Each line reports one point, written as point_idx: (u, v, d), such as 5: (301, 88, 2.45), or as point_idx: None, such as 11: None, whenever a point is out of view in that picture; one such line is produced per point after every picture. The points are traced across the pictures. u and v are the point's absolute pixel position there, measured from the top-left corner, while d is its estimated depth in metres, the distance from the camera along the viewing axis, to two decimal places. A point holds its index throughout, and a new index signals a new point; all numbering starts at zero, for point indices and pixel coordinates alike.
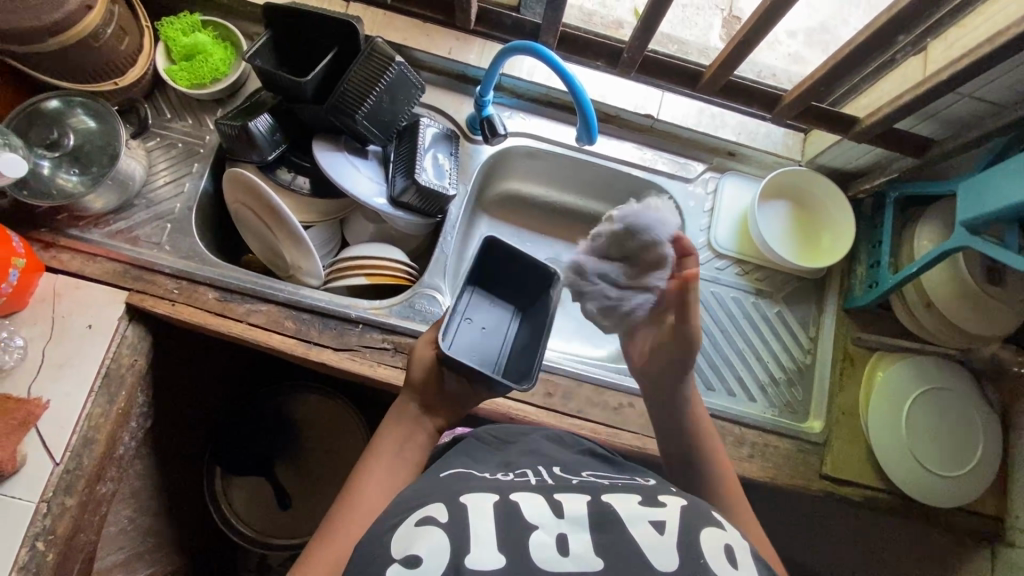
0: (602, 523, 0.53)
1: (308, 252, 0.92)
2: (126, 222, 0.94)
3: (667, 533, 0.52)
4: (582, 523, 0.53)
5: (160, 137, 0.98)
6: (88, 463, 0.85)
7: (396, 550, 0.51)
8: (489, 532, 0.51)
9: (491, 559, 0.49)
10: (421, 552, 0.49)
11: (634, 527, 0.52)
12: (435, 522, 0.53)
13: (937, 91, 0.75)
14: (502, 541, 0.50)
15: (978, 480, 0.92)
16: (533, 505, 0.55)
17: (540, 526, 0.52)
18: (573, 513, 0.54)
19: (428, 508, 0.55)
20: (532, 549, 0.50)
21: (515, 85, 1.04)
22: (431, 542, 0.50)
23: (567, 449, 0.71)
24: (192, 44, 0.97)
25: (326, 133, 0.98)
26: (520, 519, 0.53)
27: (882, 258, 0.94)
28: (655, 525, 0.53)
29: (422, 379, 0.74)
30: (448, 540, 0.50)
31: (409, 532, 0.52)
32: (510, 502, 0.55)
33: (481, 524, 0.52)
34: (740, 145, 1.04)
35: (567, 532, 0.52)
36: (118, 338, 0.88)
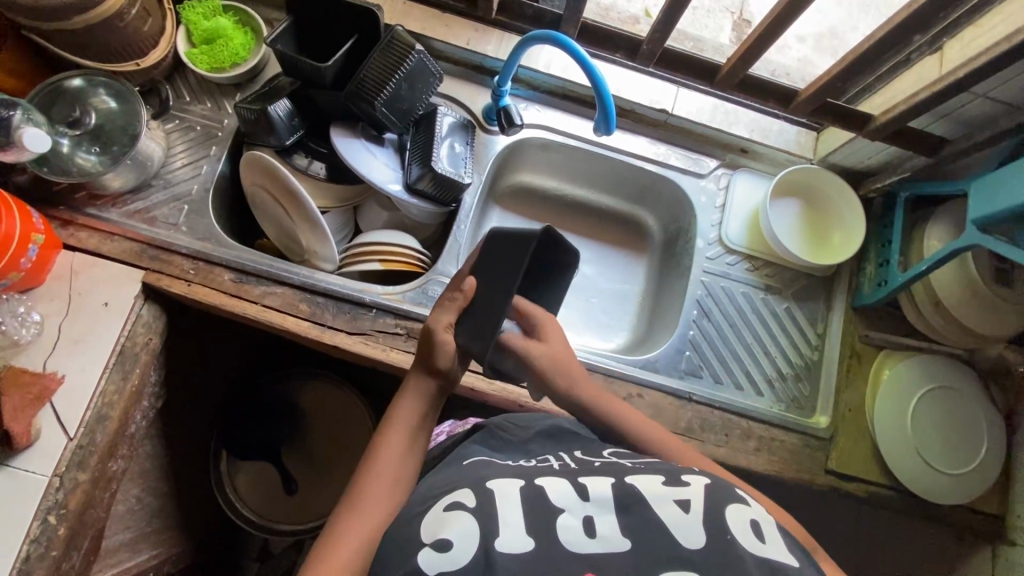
0: (628, 504, 0.54)
1: (324, 236, 0.93)
2: (143, 203, 0.95)
3: (692, 511, 0.53)
4: (607, 504, 0.54)
5: (179, 120, 0.99)
6: (101, 439, 0.86)
7: (426, 535, 0.52)
8: (517, 517, 0.52)
9: (522, 543, 0.50)
10: (451, 536, 0.50)
11: (659, 507, 0.53)
12: (464, 507, 0.54)
13: (952, 90, 0.76)
14: (530, 524, 0.52)
15: (982, 479, 0.93)
16: (557, 488, 0.56)
17: (567, 509, 0.53)
18: (599, 495, 0.55)
19: (455, 494, 0.56)
20: (559, 530, 0.51)
21: (533, 77, 1.05)
22: (460, 527, 0.51)
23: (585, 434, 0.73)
24: (213, 28, 0.98)
25: (343, 120, 0.99)
26: (547, 502, 0.54)
27: (891, 257, 0.95)
28: (680, 504, 0.54)
29: (448, 369, 0.71)
30: (477, 525, 0.51)
31: (439, 517, 0.53)
32: (537, 487, 0.56)
33: (509, 510, 0.53)
34: (753, 142, 1.05)
35: (593, 514, 0.53)
36: (133, 317, 0.89)
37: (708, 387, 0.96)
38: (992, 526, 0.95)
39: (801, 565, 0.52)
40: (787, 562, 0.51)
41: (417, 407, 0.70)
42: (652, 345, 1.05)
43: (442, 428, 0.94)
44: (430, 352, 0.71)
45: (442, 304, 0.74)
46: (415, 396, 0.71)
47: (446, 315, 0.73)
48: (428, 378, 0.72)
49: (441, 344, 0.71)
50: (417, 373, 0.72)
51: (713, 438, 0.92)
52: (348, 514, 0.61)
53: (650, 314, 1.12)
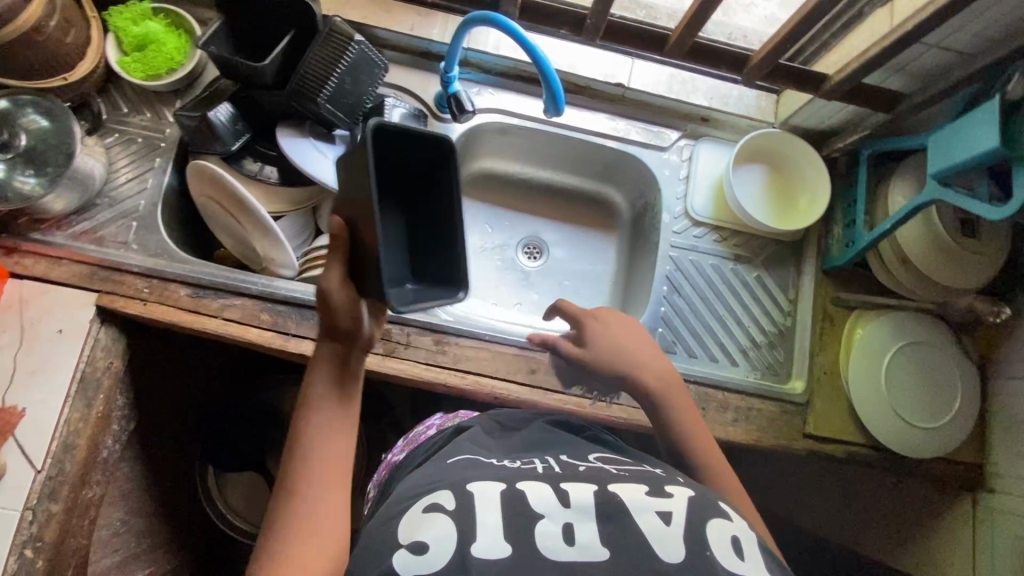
0: (609, 512, 0.53)
1: (278, 242, 0.90)
2: (89, 223, 0.91)
3: (673, 524, 0.53)
4: (588, 512, 0.53)
5: (118, 133, 0.95)
6: (70, 469, 0.84)
7: (403, 536, 0.51)
8: (496, 521, 0.51)
9: (498, 549, 0.49)
10: (427, 539, 0.50)
11: (640, 518, 0.53)
12: (443, 509, 0.53)
13: (903, 42, 0.74)
14: (509, 530, 0.51)
15: (958, 431, 0.94)
16: (537, 494, 0.55)
17: (546, 516, 0.53)
18: (579, 502, 0.54)
19: (435, 494, 0.55)
20: (538, 537, 0.51)
21: (482, 59, 1.02)
22: (437, 531, 0.51)
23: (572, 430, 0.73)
24: (143, 33, 0.93)
25: (288, 119, 0.95)
26: (526, 507, 0.53)
27: (857, 217, 0.95)
28: (662, 515, 0.53)
29: (352, 327, 0.65)
30: (455, 527, 0.51)
31: (416, 518, 0.53)
32: (517, 490, 0.56)
33: (487, 513, 0.52)
34: (713, 109, 1.03)
35: (573, 522, 0.52)
36: (91, 342, 0.87)
37: (682, 361, 0.96)
38: (972, 476, 0.96)
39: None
40: None
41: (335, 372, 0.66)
42: None
43: (432, 421, 0.93)
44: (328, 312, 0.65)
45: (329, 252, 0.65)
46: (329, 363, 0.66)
47: (334, 272, 0.64)
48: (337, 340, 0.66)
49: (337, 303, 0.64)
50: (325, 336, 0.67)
51: None
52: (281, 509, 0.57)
53: (623, 293, 1.11)
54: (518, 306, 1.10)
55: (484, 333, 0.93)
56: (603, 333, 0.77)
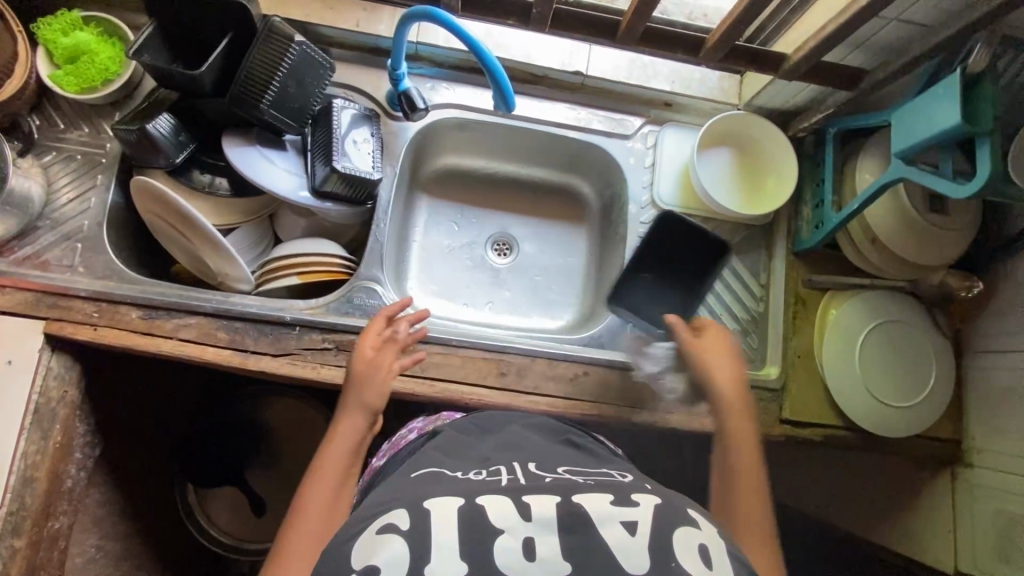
0: (572, 524, 0.51)
1: (230, 257, 0.87)
2: (32, 247, 0.88)
3: (639, 534, 0.51)
4: (550, 525, 0.51)
5: (57, 151, 0.91)
6: (32, 502, 0.82)
7: (357, 560, 0.49)
8: (452, 539, 0.50)
9: (455, 567, 0.48)
10: (379, 562, 0.48)
11: (603, 527, 0.51)
12: (397, 529, 0.51)
13: (859, 19, 0.71)
14: (465, 547, 0.49)
15: (934, 409, 0.94)
16: (498, 508, 0.53)
17: (506, 530, 0.51)
18: (542, 515, 0.52)
19: (391, 515, 0.53)
20: (497, 553, 0.49)
21: (433, 53, 0.98)
22: (390, 553, 0.49)
23: (546, 437, 0.71)
24: (73, 44, 0.88)
25: (234, 127, 0.91)
26: (485, 522, 0.51)
27: (825, 197, 0.93)
28: (627, 525, 0.52)
29: (379, 404, 0.78)
30: (409, 547, 0.49)
31: (371, 541, 0.51)
32: (477, 506, 0.53)
33: (441, 531, 0.50)
34: (675, 94, 1.01)
35: (534, 536, 0.50)
36: (43, 372, 0.84)
37: None
38: (951, 452, 0.95)
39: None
40: None
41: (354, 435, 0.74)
42: (597, 320, 1.02)
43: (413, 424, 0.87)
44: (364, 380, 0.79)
45: (367, 330, 0.84)
46: (349, 428, 0.74)
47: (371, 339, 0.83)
48: (363, 414, 0.76)
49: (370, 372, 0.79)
50: (350, 409, 0.76)
51: (665, 406, 0.90)
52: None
53: (595, 286, 1.09)
54: (489, 306, 1.08)
55: (452, 339, 0.91)
56: (713, 356, 0.79)
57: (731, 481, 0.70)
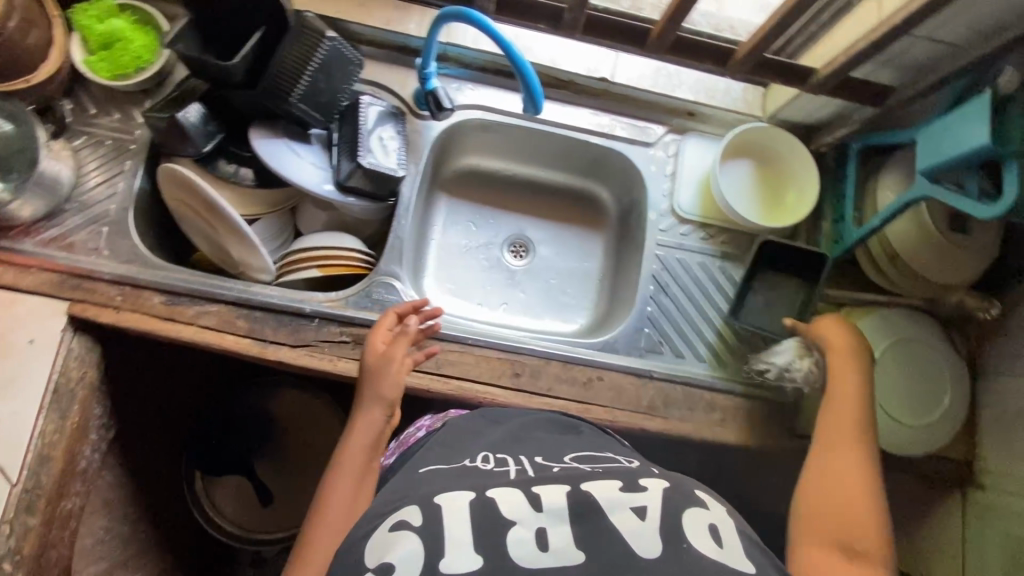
0: (582, 512, 0.52)
1: (253, 247, 0.88)
2: (59, 229, 0.89)
3: (648, 519, 0.51)
4: (561, 514, 0.52)
5: (87, 135, 0.92)
6: (47, 481, 0.83)
7: (371, 559, 0.50)
8: (465, 534, 0.50)
9: (469, 561, 0.48)
10: (393, 560, 0.48)
11: (613, 514, 0.51)
12: (409, 527, 0.51)
13: (890, 37, 0.71)
14: (479, 542, 0.49)
15: (947, 429, 0.93)
16: (508, 499, 0.53)
17: (518, 522, 0.51)
18: (552, 505, 0.53)
19: (402, 512, 0.53)
20: (510, 547, 0.49)
21: (461, 54, 0.99)
22: (404, 549, 0.49)
23: (553, 432, 0.72)
24: (108, 31, 0.90)
25: (261, 119, 0.92)
26: (497, 514, 0.52)
27: (845, 212, 0.93)
28: (636, 511, 0.52)
29: (394, 396, 0.82)
30: (422, 544, 0.49)
31: (383, 539, 0.51)
32: (487, 499, 0.53)
33: (455, 524, 0.51)
34: (699, 103, 1.01)
35: (546, 526, 0.51)
36: (64, 352, 0.85)
37: (670, 362, 0.94)
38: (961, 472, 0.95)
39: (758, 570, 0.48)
40: (745, 569, 0.48)
41: (373, 427, 0.79)
42: (611, 326, 1.02)
43: (421, 422, 0.88)
44: (376, 374, 0.82)
45: (376, 327, 0.88)
46: (366, 421, 0.78)
47: (380, 336, 0.87)
48: (379, 407, 0.80)
49: (382, 367, 0.83)
50: (368, 403, 0.81)
51: (677, 414, 0.90)
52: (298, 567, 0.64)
53: (610, 291, 1.09)
54: (504, 307, 1.08)
55: (467, 337, 0.91)
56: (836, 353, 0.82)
57: (833, 474, 0.70)
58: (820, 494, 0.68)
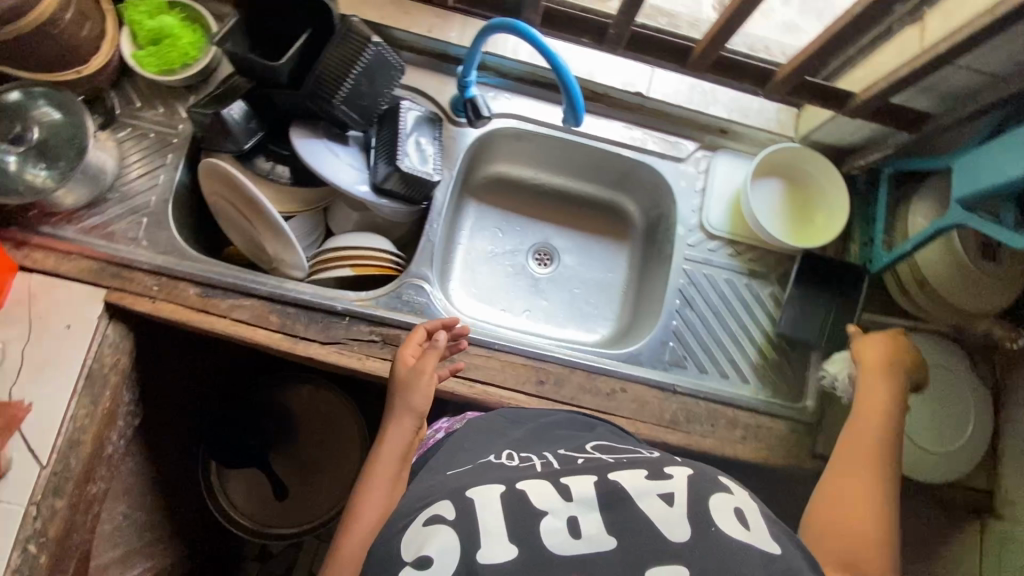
0: (611, 501, 0.52)
1: (290, 244, 0.90)
2: (100, 218, 0.91)
3: (676, 504, 0.52)
4: (590, 502, 0.52)
5: (132, 127, 0.94)
6: (76, 465, 0.84)
7: (407, 553, 0.50)
8: (500, 525, 0.51)
9: (503, 551, 0.49)
10: (432, 552, 0.49)
11: (642, 502, 0.52)
12: (444, 520, 0.52)
13: (935, 64, 0.72)
14: (512, 531, 0.50)
15: (970, 457, 0.93)
16: (539, 491, 0.54)
17: (550, 512, 0.52)
18: (582, 495, 0.53)
19: (436, 506, 0.54)
20: (543, 534, 0.50)
21: (500, 63, 1.01)
22: (442, 542, 0.50)
23: (573, 429, 0.73)
24: (158, 27, 0.92)
25: (302, 119, 0.94)
26: (529, 506, 0.52)
27: (876, 235, 0.94)
28: (664, 498, 0.52)
29: (425, 408, 0.77)
30: (458, 539, 0.50)
31: (419, 533, 0.51)
32: (518, 491, 0.54)
33: (490, 518, 0.51)
34: (732, 121, 1.02)
35: (577, 514, 0.51)
36: (99, 339, 0.86)
37: (694, 377, 0.95)
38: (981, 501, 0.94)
39: (784, 553, 0.49)
40: (772, 551, 0.49)
41: (403, 439, 0.75)
42: (634, 337, 1.03)
43: (440, 424, 0.87)
44: (406, 387, 0.78)
45: (409, 339, 0.83)
46: (396, 435, 0.74)
47: (410, 347, 0.82)
48: (410, 419, 0.76)
49: (411, 379, 0.78)
50: (397, 413, 0.77)
51: (699, 429, 0.91)
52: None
53: (634, 303, 1.10)
54: (526, 314, 1.09)
55: (494, 342, 0.92)
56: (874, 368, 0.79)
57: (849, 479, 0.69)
58: (825, 502, 0.68)
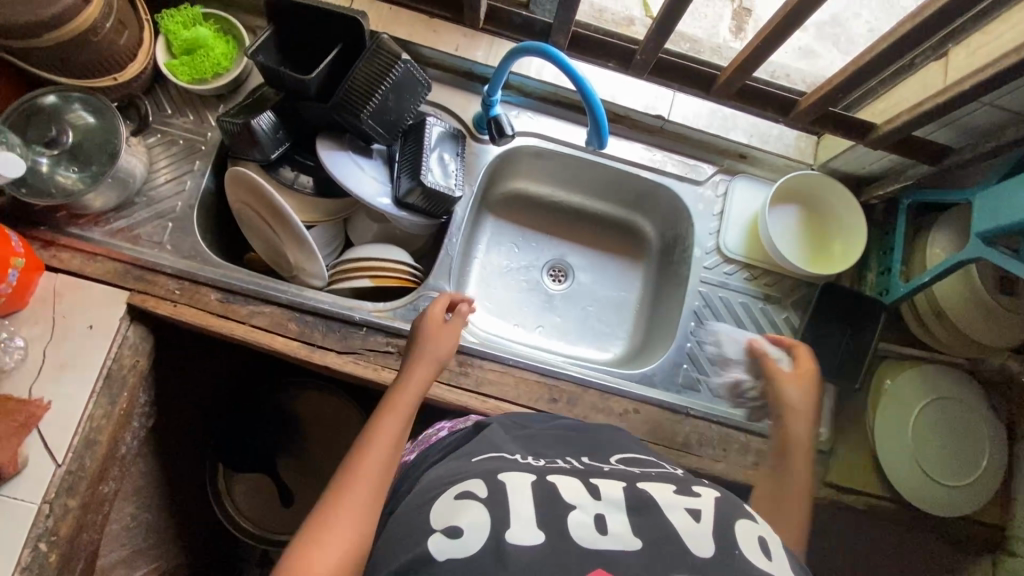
0: (639, 506, 0.52)
1: (312, 254, 0.91)
2: (126, 221, 0.92)
3: (704, 521, 0.51)
4: (618, 504, 0.52)
5: (161, 134, 0.97)
6: (90, 464, 0.84)
7: (436, 522, 0.50)
8: (529, 510, 0.50)
9: (532, 535, 0.48)
10: (462, 525, 0.49)
11: (670, 512, 0.51)
12: (475, 496, 0.52)
13: (961, 100, 0.73)
14: (541, 517, 0.50)
15: (984, 493, 0.92)
16: (569, 487, 0.54)
17: (578, 506, 0.51)
18: (610, 496, 0.53)
19: (467, 484, 0.54)
20: (572, 526, 0.49)
21: (524, 83, 1.02)
22: (472, 516, 0.50)
23: (590, 432, 0.73)
24: (193, 38, 0.94)
25: (329, 131, 0.96)
26: (559, 497, 0.52)
27: (893, 265, 0.94)
28: (691, 513, 0.51)
29: (446, 360, 0.80)
30: (488, 515, 0.50)
31: (449, 506, 0.52)
32: (548, 483, 0.54)
33: (520, 501, 0.51)
34: (752, 147, 1.03)
35: (604, 512, 0.51)
36: (119, 340, 0.87)
37: (705, 400, 0.95)
38: (993, 536, 0.93)
39: None
40: None
41: (423, 383, 0.75)
42: (648, 357, 1.03)
43: (441, 423, 0.85)
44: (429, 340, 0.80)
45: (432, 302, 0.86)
46: (419, 379, 0.75)
47: (436, 307, 0.85)
48: (432, 365, 0.78)
49: (437, 334, 0.81)
50: (420, 359, 0.78)
51: (710, 453, 0.90)
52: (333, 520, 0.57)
53: (647, 322, 1.10)
54: (539, 329, 1.09)
55: (508, 357, 0.92)
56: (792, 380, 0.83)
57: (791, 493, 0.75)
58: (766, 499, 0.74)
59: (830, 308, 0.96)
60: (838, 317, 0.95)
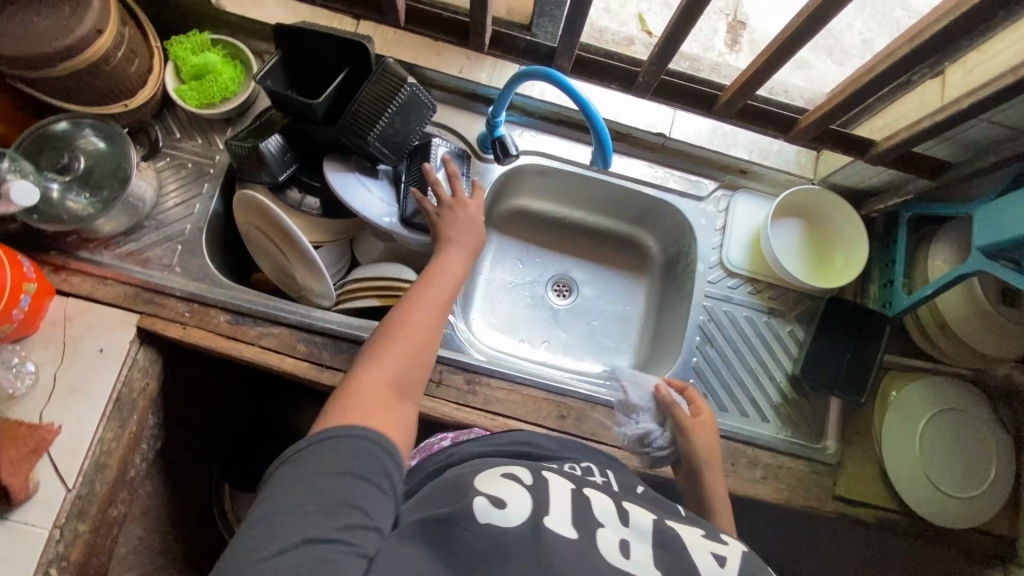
0: (665, 540, 0.52)
1: (320, 274, 0.92)
2: (136, 244, 0.93)
3: (728, 567, 0.50)
4: (645, 534, 0.52)
5: (170, 158, 0.98)
6: (100, 488, 0.84)
7: (482, 485, 0.54)
8: (566, 509, 0.52)
9: (567, 529, 0.50)
10: (506, 497, 0.52)
11: (695, 553, 0.51)
12: (520, 480, 0.55)
13: (957, 118, 0.74)
14: (575, 518, 0.51)
15: (992, 506, 0.92)
16: (601, 504, 0.54)
17: (606, 524, 0.52)
18: (638, 524, 0.53)
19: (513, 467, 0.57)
20: (599, 540, 0.50)
21: (527, 103, 1.04)
22: (516, 495, 0.53)
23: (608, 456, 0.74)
24: (201, 63, 0.96)
25: (336, 153, 0.97)
26: (590, 513, 0.53)
27: (895, 277, 0.95)
28: (717, 558, 0.51)
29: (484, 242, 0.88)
30: (529, 500, 0.52)
31: (496, 478, 0.55)
32: (582, 494, 0.55)
33: (558, 499, 0.53)
34: (752, 162, 1.05)
35: (630, 539, 0.51)
36: (130, 363, 0.88)
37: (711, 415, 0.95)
38: (1004, 548, 0.93)
39: None
40: None
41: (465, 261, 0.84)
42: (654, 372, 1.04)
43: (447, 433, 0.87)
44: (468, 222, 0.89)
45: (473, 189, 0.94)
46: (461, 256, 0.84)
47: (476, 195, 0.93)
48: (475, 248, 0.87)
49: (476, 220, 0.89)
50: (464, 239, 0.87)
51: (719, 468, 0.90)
52: (378, 359, 0.68)
53: (651, 336, 1.11)
54: (545, 345, 1.10)
55: (516, 375, 0.93)
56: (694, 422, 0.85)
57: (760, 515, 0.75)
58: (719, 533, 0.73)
59: (835, 320, 0.96)
60: (843, 330, 0.96)
